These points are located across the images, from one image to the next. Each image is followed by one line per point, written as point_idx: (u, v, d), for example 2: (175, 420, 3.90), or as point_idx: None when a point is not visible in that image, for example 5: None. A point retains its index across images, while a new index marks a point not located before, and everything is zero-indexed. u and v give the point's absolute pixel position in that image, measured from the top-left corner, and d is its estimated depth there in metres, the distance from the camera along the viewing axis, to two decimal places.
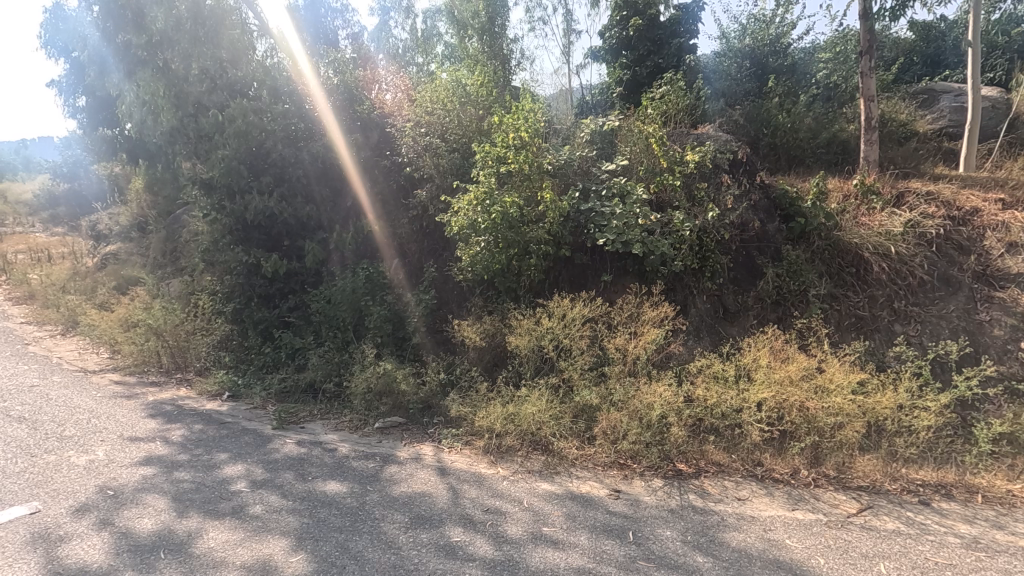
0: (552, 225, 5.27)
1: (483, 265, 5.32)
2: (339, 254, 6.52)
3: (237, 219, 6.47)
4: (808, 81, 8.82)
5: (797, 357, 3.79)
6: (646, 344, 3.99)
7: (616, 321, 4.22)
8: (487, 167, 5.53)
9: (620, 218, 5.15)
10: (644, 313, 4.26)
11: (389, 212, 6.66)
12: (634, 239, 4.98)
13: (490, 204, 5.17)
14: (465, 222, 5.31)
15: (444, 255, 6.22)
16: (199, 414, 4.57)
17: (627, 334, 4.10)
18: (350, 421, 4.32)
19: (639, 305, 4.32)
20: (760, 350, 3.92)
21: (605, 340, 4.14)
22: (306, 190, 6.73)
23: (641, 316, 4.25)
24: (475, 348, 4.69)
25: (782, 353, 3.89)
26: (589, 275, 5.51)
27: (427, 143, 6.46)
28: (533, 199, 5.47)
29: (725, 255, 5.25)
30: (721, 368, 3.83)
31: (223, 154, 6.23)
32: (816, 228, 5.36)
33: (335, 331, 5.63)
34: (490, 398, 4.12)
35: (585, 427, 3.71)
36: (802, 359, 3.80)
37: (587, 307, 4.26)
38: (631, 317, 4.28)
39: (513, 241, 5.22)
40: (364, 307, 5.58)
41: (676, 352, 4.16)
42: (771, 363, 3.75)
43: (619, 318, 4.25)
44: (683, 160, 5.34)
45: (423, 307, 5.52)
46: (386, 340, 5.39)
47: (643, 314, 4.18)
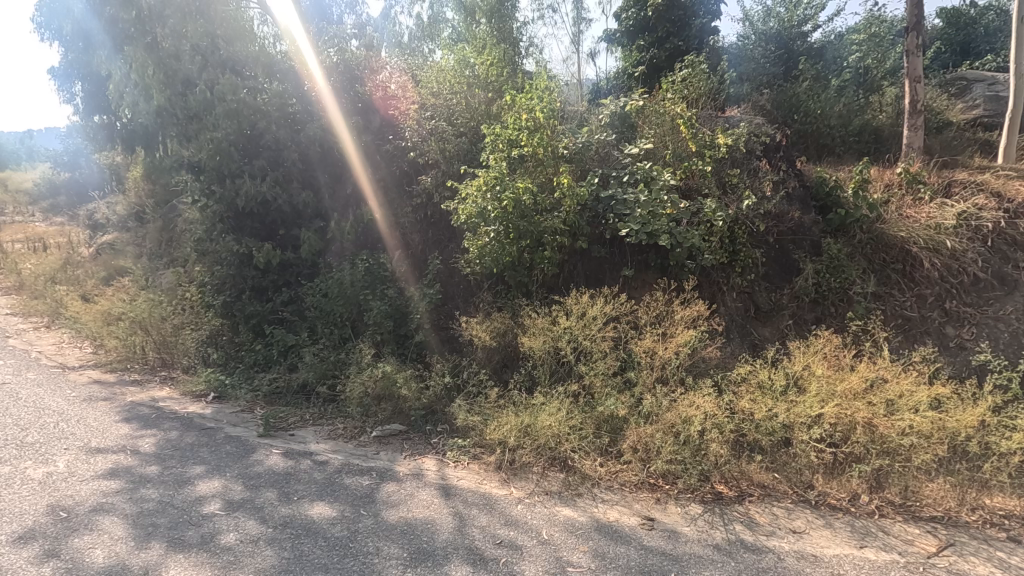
0: (568, 213, 4.85)
1: (493, 257, 4.91)
2: (338, 244, 6.07)
3: (228, 205, 5.95)
4: (839, 65, 8.38)
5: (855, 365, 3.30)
6: (680, 348, 3.48)
7: (644, 321, 3.73)
8: (497, 152, 5.11)
9: (646, 205, 4.60)
10: (674, 310, 3.79)
11: (392, 201, 6.24)
12: (661, 230, 4.48)
13: (501, 191, 4.76)
14: (473, 210, 4.87)
15: (450, 247, 5.77)
16: (179, 418, 4.15)
17: (657, 335, 3.61)
18: (345, 428, 3.89)
19: (670, 301, 3.83)
20: (811, 355, 3.42)
21: (631, 343, 3.66)
22: (302, 175, 6.28)
23: (672, 314, 3.78)
24: (484, 348, 4.26)
25: (837, 360, 3.39)
26: (607, 271, 5.10)
27: (434, 127, 6.10)
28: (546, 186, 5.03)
29: (759, 248, 4.79)
30: (767, 376, 3.33)
31: (210, 136, 5.72)
32: (857, 221, 4.88)
33: (332, 327, 5.19)
34: (501, 405, 3.69)
35: (610, 441, 3.27)
36: (860, 366, 3.31)
37: (612, 303, 3.76)
38: (660, 314, 3.78)
39: (528, 232, 4.80)
40: (363, 302, 5.15)
41: (712, 356, 3.68)
42: (827, 370, 3.25)
43: (646, 318, 3.75)
44: (713, 143, 4.84)
45: (427, 302, 5.08)
46: (387, 337, 4.95)
47: (674, 313, 3.68)
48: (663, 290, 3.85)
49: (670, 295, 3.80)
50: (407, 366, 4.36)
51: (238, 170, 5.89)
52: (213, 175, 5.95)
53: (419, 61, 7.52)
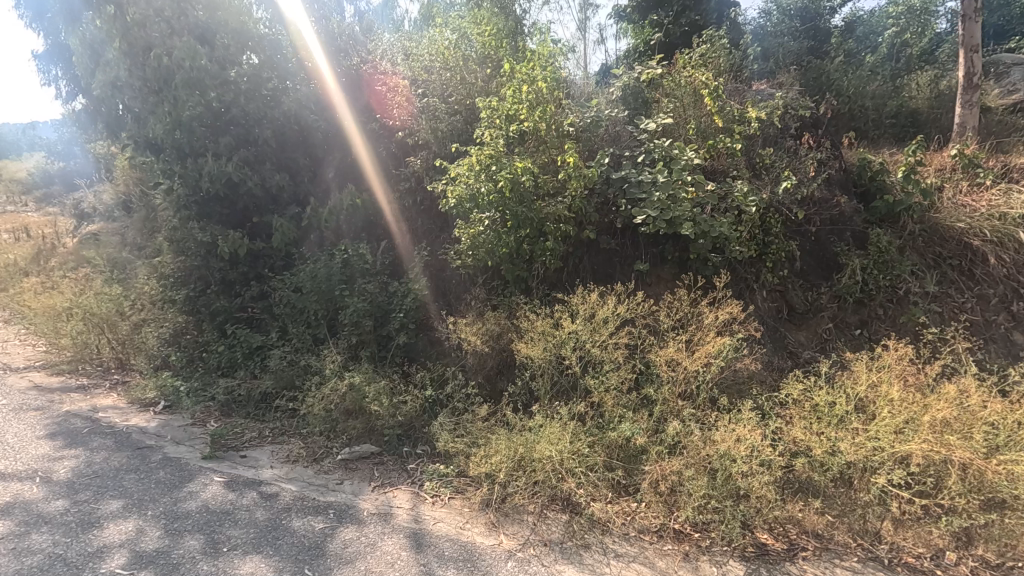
0: (574, 198, 4.23)
1: (488, 249, 4.33)
2: (317, 233, 5.45)
3: (192, 187, 5.27)
4: (871, 42, 7.75)
5: (942, 387, 2.59)
6: (714, 360, 2.79)
7: (665, 325, 3.06)
8: (493, 129, 4.48)
9: (666, 187, 3.90)
10: (701, 311, 3.13)
11: (379, 186, 5.62)
12: (683, 217, 3.78)
13: (496, 173, 4.15)
14: (464, 193, 4.26)
15: (442, 237, 5.18)
16: (115, 432, 3.55)
17: (682, 344, 2.93)
18: (306, 450, 3.27)
19: (697, 300, 3.14)
20: (880, 372, 2.72)
21: (649, 352, 3.02)
22: (276, 154, 5.61)
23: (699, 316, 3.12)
24: (474, 353, 3.65)
25: (914, 379, 2.68)
26: (618, 264, 4.51)
27: (426, 104, 5.51)
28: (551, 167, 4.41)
29: (794, 239, 4.15)
30: (825, 397, 2.65)
31: (165, 110, 5.03)
32: (909, 209, 4.21)
33: (304, 327, 4.57)
34: (492, 425, 3.07)
35: (623, 474, 2.66)
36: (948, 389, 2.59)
37: (628, 302, 3.07)
38: (686, 315, 3.09)
39: (528, 219, 4.21)
40: (339, 298, 4.52)
41: (750, 370, 3.01)
42: (905, 392, 2.55)
43: (669, 320, 3.07)
44: (743, 116, 4.14)
45: (411, 300, 4.46)
46: (365, 340, 4.33)
47: (703, 315, 2.98)
48: (690, 286, 3.16)
49: (697, 292, 3.11)
50: (384, 374, 3.76)
51: (199, 148, 5.19)
52: (173, 154, 5.27)
53: (412, 34, 6.88)
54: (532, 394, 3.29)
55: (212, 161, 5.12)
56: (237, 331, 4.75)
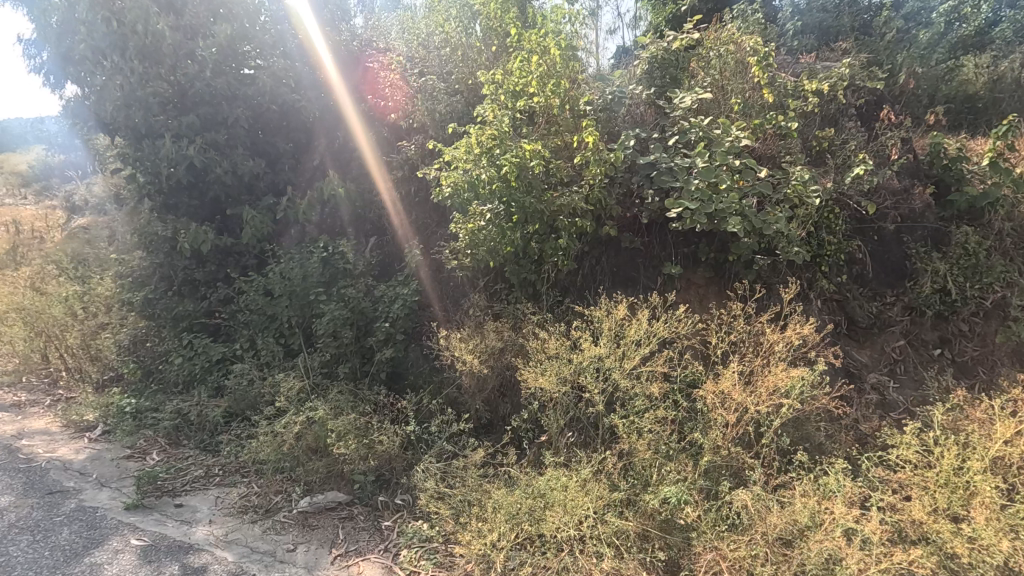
0: (592, 188, 3.57)
1: (489, 248, 3.74)
2: (298, 227, 4.81)
3: (154, 175, 4.63)
4: (924, 18, 6.94)
5: None
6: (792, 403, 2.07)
7: (718, 348, 2.37)
8: (496, 104, 3.81)
9: (709, 173, 3.11)
10: (761, 330, 2.43)
11: (368, 175, 4.98)
12: (729, 211, 3.08)
13: (500, 156, 3.51)
14: (462, 180, 3.60)
15: (437, 234, 4.55)
16: (31, 469, 2.92)
17: (740, 375, 2.26)
18: (257, 499, 2.62)
19: (758, 315, 2.44)
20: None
21: (698, 385, 2.35)
22: (250, 136, 4.90)
23: (759, 335, 2.43)
24: (472, 374, 3.11)
25: None
26: (641, 267, 3.94)
27: (423, 83, 4.83)
28: (564, 152, 3.78)
29: (856, 239, 3.45)
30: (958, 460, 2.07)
31: (118, 82, 4.34)
32: (994, 203, 3.37)
33: (275, 339, 3.93)
34: (490, 477, 2.41)
35: (665, 554, 1.99)
36: None
37: (671, 319, 2.35)
38: (743, 334, 2.38)
39: (537, 212, 3.59)
40: (315, 305, 3.88)
41: (830, 413, 2.39)
42: None
43: (722, 340, 2.36)
44: (799, 90, 3.42)
45: (400, 307, 3.78)
46: (345, 353, 3.71)
47: (769, 338, 2.28)
48: (746, 297, 2.46)
49: (757, 306, 2.40)
50: (364, 398, 3.12)
51: (155, 128, 4.48)
52: (126, 135, 4.57)
53: (408, 7, 6.18)
54: (543, 427, 2.68)
55: (171, 144, 4.42)
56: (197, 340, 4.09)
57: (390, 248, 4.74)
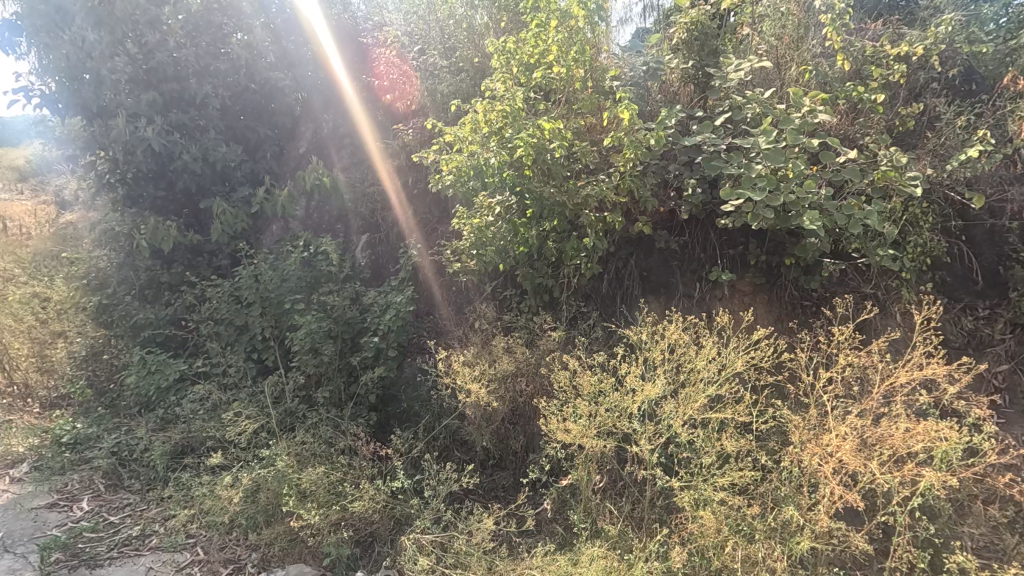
0: (624, 175, 2.95)
1: (498, 248, 3.13)
2: (282, 223, 4.33)
3: (113, 163, 4.03)
4: None
5: None
6: (940, 475, 1.48)
7: (815, 389, 1.80)
8: (509, 76, 3.18)
9: (777, 157, 2.47)
10: (865, 366, 1.89)
11: (361, 164, 4.39)
12: (802, 202, 2.44)
13: (514, 136, 2.89)
14: (466, 165, 3.03)
15: (438, 230, 3.94)
16: None
17: (855, 429, 1.66)
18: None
19: (862, 346, 1.90)
20: None
21: (792, 440, 1.75)
22: (225, 118, 4.28)
23: (863, 373, 1.89)
24: (478, 406, 2.64)
25: None
26: (675, 272, 3.36)
27: (422, 59, 4.19)
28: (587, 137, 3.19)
29: (948, 242, 2.84)
30: None
31: (63, 51, 3.69)
32: None
33: (248, 354, 3.36)
34: (498, 561, 1.84)
35: None
36: None
37: (756, 349, 1.78)
38: (845, 370, 1.81)
39: (558, 206, 2.99)
40: (293, 315, 3.29)
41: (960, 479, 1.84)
42: None
43: (819, 376, 1.79)
44: (882, 54, 2.79)
45: (392, 319, 3.18)
46: (328, 372, 3.15)
47: (896, 380, 1.71)
48: (846, 321, 1.90)
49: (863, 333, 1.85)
50: (342, 434, 2.53)
51: (110, 107, 3.86)
52: (76, 114, 3.93)
53: None
54: (567, 474, 2.21)
55: (124, 123, 3.80)
56: (150, 354, 3.40)
57: (384, 248, 4.14)
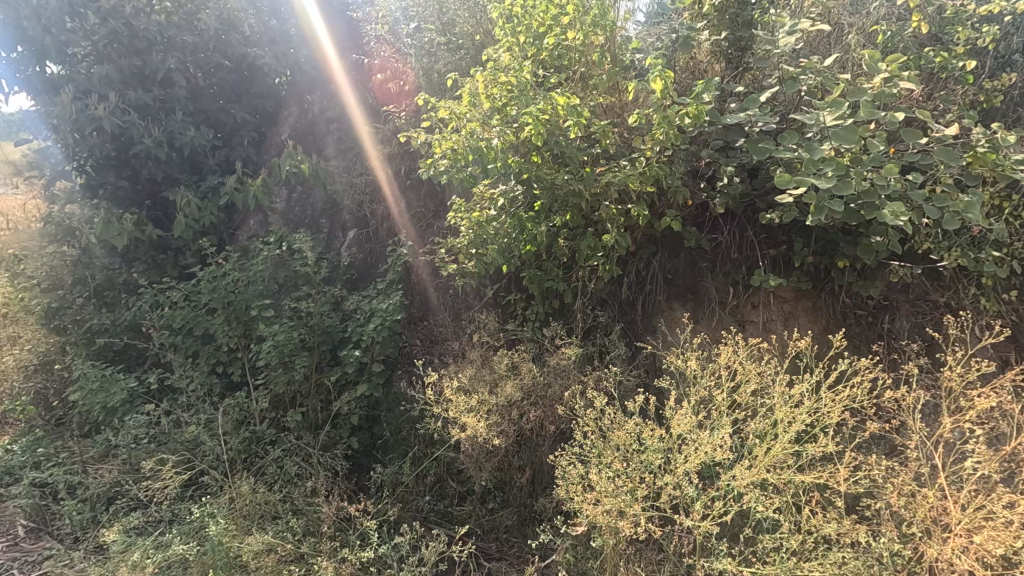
0: (652, 161, 2.48)
1: (500, 247, 2.67)
2: (259, 217, 3.81)
3: (65, 146, 3.54)
4: None
5: None
6: None
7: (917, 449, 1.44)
8: (514, 45, 2.68)
9: (849, 135, 1.99)
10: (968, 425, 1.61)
11: (348, 151, 3.93)
12: (883, 192, 1.95)
13: (520, 113, 2.44)
14: (464, 147, 2.52)
15: (433, 226, 3.50)
16: None
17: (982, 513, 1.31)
18: None
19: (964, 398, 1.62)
20: None
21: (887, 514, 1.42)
22: (195, 98, 3.81)
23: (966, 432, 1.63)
24: (475, 437, 2.24)
25: None
26: (707, 276, 2.87)
27: (418, 34, 3.73)
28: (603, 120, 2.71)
29: None
30: None
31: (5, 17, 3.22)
32: None
33: (210, 367, 2.89)
34: None
35: None
36: None
37: (860, 393, 1.45)
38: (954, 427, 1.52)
39: (572, 195, 2.51)
40: (263, 322, 2.83)
41: None
42: None
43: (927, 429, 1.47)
44: (964, 15, 2.32)
45: (376, 328, 2.72)
46: (303, 389, 2.72)
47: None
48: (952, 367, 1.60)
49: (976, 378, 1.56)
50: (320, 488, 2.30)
51: (59, 82, 3.38)
52: (22, 91, 3.45)
53: None
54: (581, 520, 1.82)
55: (70, 100, 3.33)
56: (96, 366, 2.91)
57: (371, 245, 3.66)
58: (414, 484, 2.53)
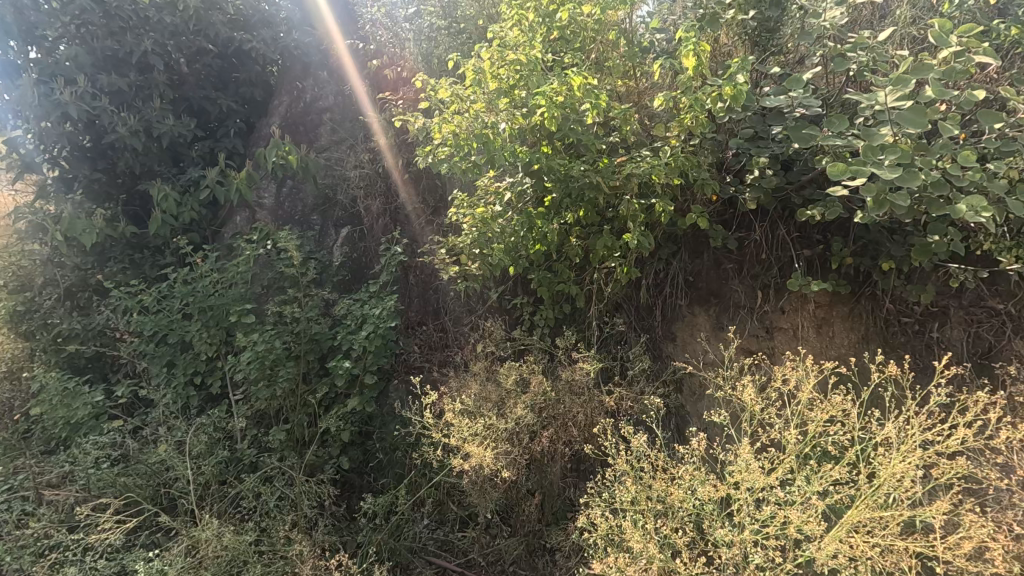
0: (677, 150, 2.20)
1: (507, 247, 2.40)
2: (245, 213, 3.48)
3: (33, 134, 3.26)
4: None
5: None
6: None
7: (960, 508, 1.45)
8: (522, 20, 2.36)
9: (919, 118, 1.71)
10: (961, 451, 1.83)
11: (342, 142, 3.67)
12: (956, 184, 1.68)
13: (531, 94, 2.16)
14: (468, 134, 2.23)
15: (433, 223, 3.25)
16: None
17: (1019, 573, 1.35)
18: None
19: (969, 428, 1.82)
20: None
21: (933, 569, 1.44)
22: (176, 84, 3.53)
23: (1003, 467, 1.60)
24: (480, 463, 1.97)
25: None
26: (734, 279, 2.58)
27: (417, 16, 3.47)
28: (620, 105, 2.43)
29: None
30: None
31: None
32: None
33: (185, 378, 2.61)
34: None
35: None
36: None
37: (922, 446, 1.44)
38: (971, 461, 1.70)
39: (588, 188, 2.23)
40: (244, 329, 2.56)
41: None
42: None
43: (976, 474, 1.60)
44: None
45: (368, 336, 2.45)
46: (287, 405, 2.45)
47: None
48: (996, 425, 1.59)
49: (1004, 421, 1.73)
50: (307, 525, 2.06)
51: (25, 65, 3.10)
52: None
53: None
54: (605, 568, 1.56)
55: (33, 84, 3.05)
56: (59, 377, 2.63)
57: (365, 244, 3.40)
58: (410, 511, 2.27)
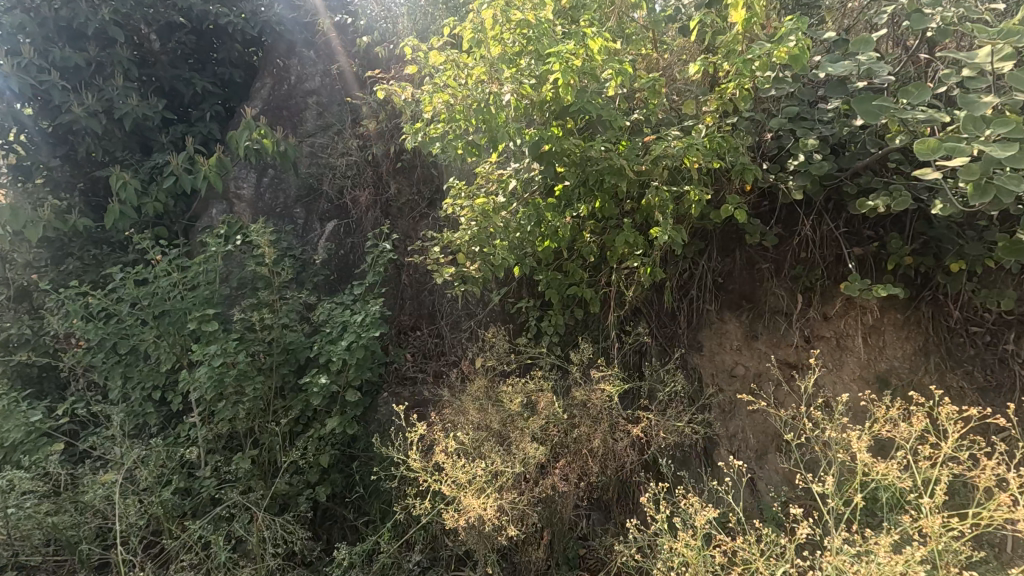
0: (711, 128, 1.85)
1: (510, 244, 2.05)
2: (221, 205, 3.11)
3: None
4: None
5: None
6: None
7: None
8: None
9: None
10: None
11: (329, 127, 3.33)
12: None
13: (541, 61, 1.80)
14: (465, 110, 1.88)
15: (429, 217, 2.92)
16: None
17: None
18: None
19: None
20: None
21: None
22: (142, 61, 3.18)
23: None
24: (481, 507, 1.61)
25: None
26: (771, 281, 2.22)
27: None
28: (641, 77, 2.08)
29: None
30: None
31: None
32: None
33: (138, 395, 2.26)
34: None
35: None
36: None
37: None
38: None
39: (608, 173, 1.86)
40: (206, 339, 2.21)
41: None
42: None
43: None
44: None
45: (348, 347, 2.09)
46: (254, 427, 2.11)
47: None
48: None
49: None
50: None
51: None
52: None
53: None
54: None
55: None
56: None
57: (353, 240, 3.08)
58: (399, 554, 1.93)
